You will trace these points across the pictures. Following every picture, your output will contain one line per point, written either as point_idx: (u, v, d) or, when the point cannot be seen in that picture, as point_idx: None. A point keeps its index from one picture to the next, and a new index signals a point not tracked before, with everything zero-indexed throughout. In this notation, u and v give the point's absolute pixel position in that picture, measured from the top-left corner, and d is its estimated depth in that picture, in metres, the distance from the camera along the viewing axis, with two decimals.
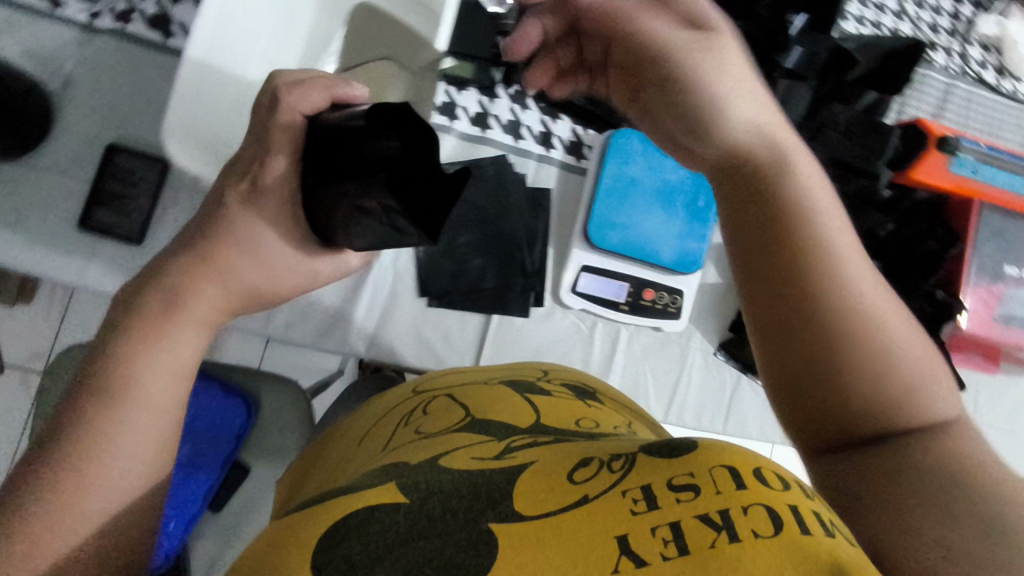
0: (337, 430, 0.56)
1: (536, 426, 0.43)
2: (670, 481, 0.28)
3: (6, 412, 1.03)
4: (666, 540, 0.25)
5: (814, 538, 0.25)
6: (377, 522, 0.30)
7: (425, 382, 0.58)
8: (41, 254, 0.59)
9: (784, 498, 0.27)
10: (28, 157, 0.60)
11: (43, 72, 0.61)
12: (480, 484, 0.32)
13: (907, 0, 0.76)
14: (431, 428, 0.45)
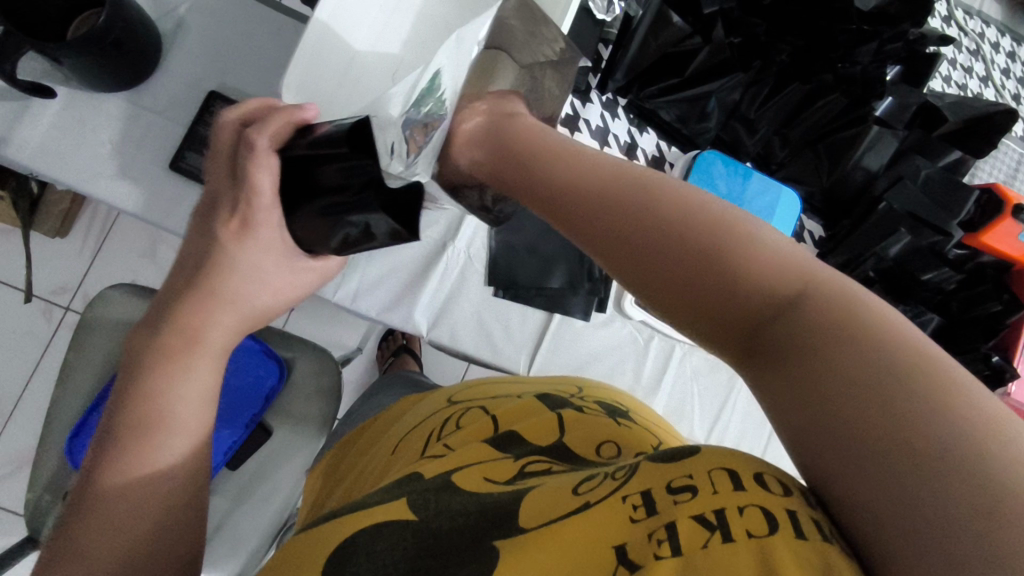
0: (370, 437, 0.58)
1: (557, 446, 0.43)
2: (670, 485, 0.29)
3: (29, 341, 1.03)
4: (660, 541, 0.26)
5: (808, 539, 0.24)
6: (386, 534, 0.32)
7: (460, 392, 0.59)
8: (127, 189, 0.59)
9: (782, 502, 0.26)
10: (130, 92, 0.60)
11: (156, 11, 0.61)
12: (490, 507, 0.33)
13: (994, 67, 0.77)
14: (457, 440, 0.46)
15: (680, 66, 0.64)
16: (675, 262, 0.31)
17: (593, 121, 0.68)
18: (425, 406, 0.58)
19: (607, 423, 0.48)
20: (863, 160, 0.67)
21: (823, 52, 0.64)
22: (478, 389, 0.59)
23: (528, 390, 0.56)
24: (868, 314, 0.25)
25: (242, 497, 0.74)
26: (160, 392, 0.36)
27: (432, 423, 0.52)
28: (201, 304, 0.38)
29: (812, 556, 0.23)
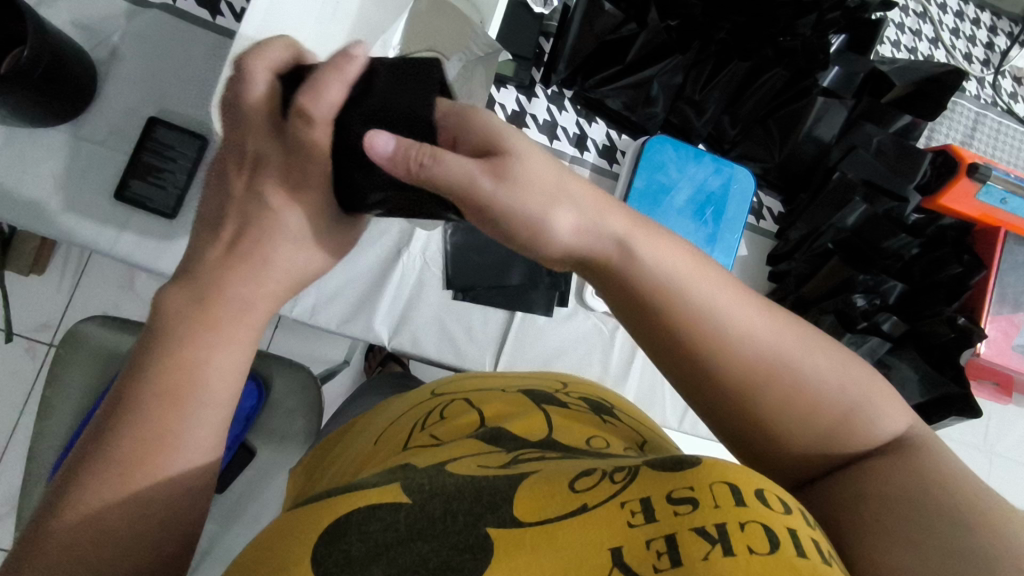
0: (355, 429, 0.57)
1: (547, 440, 0.43)
2: (670, 494, 0.28)
3: (13, 380, 1.03)
4: (660, 553, 0.26)
5: (812, 563, 0.24)
6: (378, 521, 0.31)
7: (443, 385, 0.58)
8: (74, 222, 0.59)
9: (786, 520, 0.26)
10: (70, 125, 0.60)
11: (91, 42, 0.62)
12: (484, 489, 0.32)
13: (943, 28, 0.77)
14: (446, 433, 0.46)
15: (621, 53, 0.64)
16: (778, 399, 0.34)
17: (540, 115, 0.68)
18: (411, 397, 0.57)
19: (589, 418, 0.48)
20: (814, 131, 0.67)
21: (762, 28, 0.63)
22: (462, 380, 0.58)
23: (514, 382, 0.56)
24: (863, 432, 0.34)
25: (228, 520, 0.73)
26: (169, 412, 0.33)
27: (418, 413, 0.51)
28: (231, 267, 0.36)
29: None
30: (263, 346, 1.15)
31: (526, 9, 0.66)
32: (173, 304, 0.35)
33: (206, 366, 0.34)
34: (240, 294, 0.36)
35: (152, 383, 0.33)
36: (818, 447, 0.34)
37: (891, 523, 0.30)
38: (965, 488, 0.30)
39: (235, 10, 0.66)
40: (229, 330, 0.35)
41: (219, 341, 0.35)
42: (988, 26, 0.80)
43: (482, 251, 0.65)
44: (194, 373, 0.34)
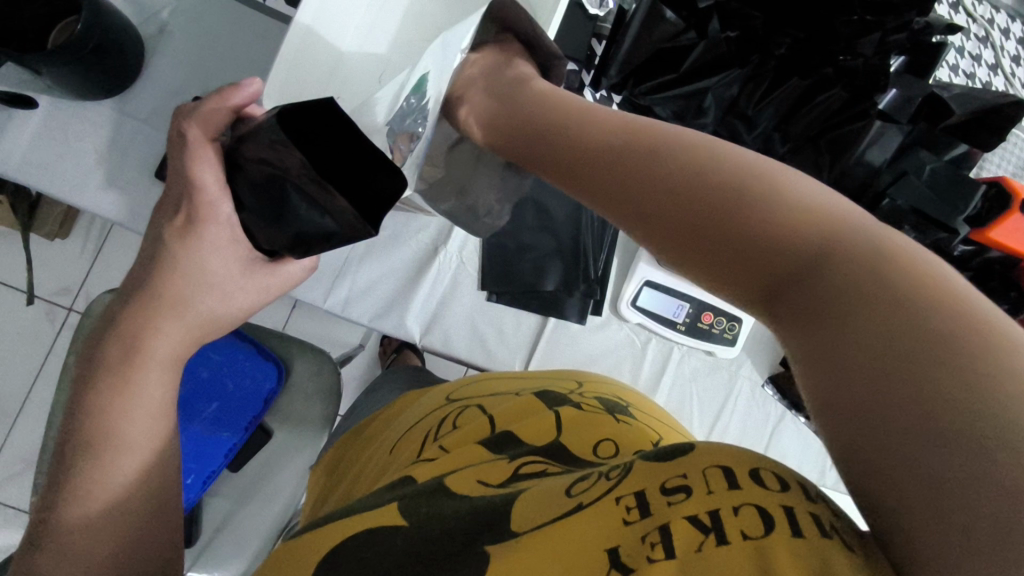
0: (372, 432, 0.57)
1: (559, 447, 0.42)
2: (663, 484, 0.28)
3: (34, 343, 1.03)
4: (654, 544, 0.26)
5: (806, 541, 0.24)
6: (373, 545, 0.31)
7: (457, 389, 0.57)
8: (113, 198, 0.59)
9: (780, 498, 0.25)
10: (113, 99, 0.60)
11: (139, 16, 0.61)
12: (481, 508, 0.32)
13: (1005, 54, 0.74)
14: (457, 441, 0.45)
15: (676, 62, 0.63)
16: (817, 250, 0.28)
17: None
18: (423, 403, 0.56)
19: (605, 420, 0.46)
20: (864, 156, 0.64)
21: (824, 42, 0.62)
22: (473, 386, 0.57)
23: (529, 385, 0.55)
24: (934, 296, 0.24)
25: (242, 498, 0.74)
26: (111, 448, 0.37)
27: (430, 422, 0.51)
28: (142, 311, 0.39)
29: (810, 560, 0.23)
30: (278, 327, 1.14)
31: (581, 10, 0.65)
32: (99, 361, 0.39)
33: (127, 416, 0.37)
34: (150, 341, 0.39)
35: (83, 440, 0.37)
36: (823, 300, 0.26)
37: (887, 410, 0.22)
38: (976, 329, 0.22)
39: None
40: (147, 374, 0.38)
41: (144, 380, 0.38)
42: None
43: (517, 253, 0.65)
44: (117, 422, 0.37)
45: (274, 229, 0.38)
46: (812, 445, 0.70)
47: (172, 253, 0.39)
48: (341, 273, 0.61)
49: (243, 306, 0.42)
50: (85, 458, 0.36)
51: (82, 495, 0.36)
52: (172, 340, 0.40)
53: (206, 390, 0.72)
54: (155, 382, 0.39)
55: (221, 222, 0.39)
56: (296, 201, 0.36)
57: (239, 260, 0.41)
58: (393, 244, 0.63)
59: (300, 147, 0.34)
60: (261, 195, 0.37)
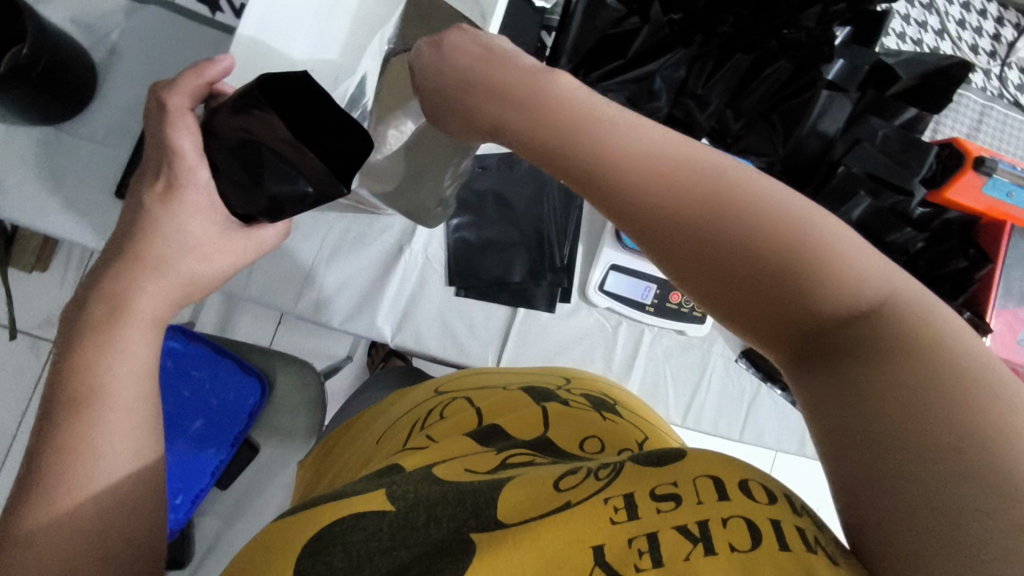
0: (359, 424, 0.57)
1: (540, 441, 0.43)
2: (653, 491, 0.29)
3: (19, 377, 1.03)
4: (642, 552, 0.27)
5: (792, 555, 0.25)
6: (361, 530, 0.30)
7: (448, 382, 0.57)
8: (79, 220, 0.59)
9: (768, 512, 0.27)
10: (70, 123, 0.60)
11: (89, 39, 0.61)
12: (467, 493, 0.32)
13: (950, 19, 0.75)
14: (444, 432, 0.45)
15: (623, 47, 0.64)
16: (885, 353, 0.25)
17: None
18: (412, 395, 0.56)
19: (592, 418, 0.46)
20: (817, 125, 0.66)
21: (766, 18, 0.63)
22: (465, 377, 0.57)
23: (515, 380, 0.55)
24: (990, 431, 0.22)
25: (232, 516, 0.75)
26: (91, 408, 0.36)
27: (417, 414, 0.51)
28: (127, 273, 0.39)
29: (794, 571, 0.25)
30: (265, 343, 1.14)
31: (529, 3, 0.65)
32: (77, 333, 0.38)
33: (113, 371, 0.37)
34: (129, 298, 0.39)
35: (64, 400, 0.36)
36: (851, 391, 0.25)
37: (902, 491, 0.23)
38: (1001, 428, 0.22)
39: (235, 6, 0.68)
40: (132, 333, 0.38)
41: (131, 340, 0.38)
42: (996, 16, 0.78)
43: (481, 248, 0.65)
44: (100, 378, 0.36)
45: (249, 194, 0.40)
46: (788, 416, 0.71)
47: (135, 251, 0.40)
48: (310, 277, 0.62)
49: (222, 267, 0.43)
50: (70, 416, 0.35)
51: (62, 462, 0.34)
52: (156, 302, 0.40)
53: (190, 407, 0.72)
54: (139, 341, 0.38)
55: (199, 185, 0.40)
56: (271, 163, 0.38)
57: (219, 222, 0.42)
58: (362, 244, 0.64)
59: (275, 109, 0.36)
60: (237, 160, 0.39)
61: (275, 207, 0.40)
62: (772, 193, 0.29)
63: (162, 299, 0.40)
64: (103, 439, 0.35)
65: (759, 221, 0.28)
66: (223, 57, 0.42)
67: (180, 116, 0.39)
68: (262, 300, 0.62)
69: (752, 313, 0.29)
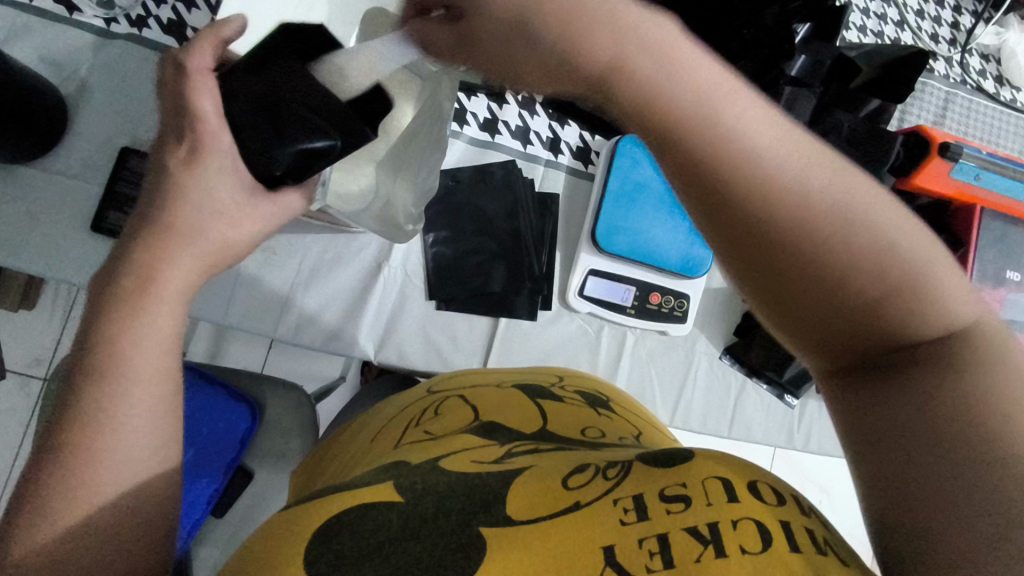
0: (353, 429, 0.56)
1: (542, 433, 0.43)
2: (663, 492, 0.29)
3: (9, 418, 1.01)
4: (653, 552, 0.26)
5: (801, 557, 0.26)
6: (372, 521, 0.30)
7: (439, 382, 0.57)
8: (54, 256, 0.59)
9: (778, 514, 0.28)
10: (43, 160, 0.60)
11: (58, 76, 0.62)
12: (475, 488, 0.32)
13: (908, 10, 0.77)
14: (442, 428, 0.45)
15: None
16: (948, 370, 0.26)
17: (512, 122, 0.69)
18: (407, 396, 0.57)
19: (587, 413, 0.47)
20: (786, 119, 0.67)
21: (724, 19, 0.63)
22: (457, 378, 0.57)
23: (510, 377, 0.55)
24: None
25: (230, 543, 0.72)
26: (116, 382, 0.34)
27: (411, 414, 0.51)
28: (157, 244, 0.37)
29: (806, 571, 0.25)
30: (256, 369, 1.14)
31: None
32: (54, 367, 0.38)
33: (139, 343, 0.35)
34: (160, 268, 0.36)
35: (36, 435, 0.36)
36: (921, 405, 0.26)
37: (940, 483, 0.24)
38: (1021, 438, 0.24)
39: (199, 35, 0.64)
40: (155, 306, 0.36)
41: (151, 313, 0.35)
42: (954, 5, 0.79)
43: (460, 260, 0.65)
44: (126, 352, 0.34)
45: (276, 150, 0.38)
46: (776, 409, 0.71)
47: (164, 220, 0.37)
48: (290, 300, 0.62)
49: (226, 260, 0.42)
50: (93, 390, 0.33)
51: (85, 440, 0.32)
52: (183, 273, 0.37)
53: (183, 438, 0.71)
54: (166, 313, 0.36)
55: (222, 152, 0.38)
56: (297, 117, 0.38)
57: (244, 186, 0.40)
58: (338, 264, 0.64)
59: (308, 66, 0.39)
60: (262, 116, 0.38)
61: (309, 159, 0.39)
62: (892, 220, 0.28)
63: (192, 270, 0.38)
64: (130, 414, 0.34)
65: (878, 249, 0.27)
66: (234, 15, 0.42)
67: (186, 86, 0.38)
68: (243, 327, 0.62)
69: (831, 326, 0.28)
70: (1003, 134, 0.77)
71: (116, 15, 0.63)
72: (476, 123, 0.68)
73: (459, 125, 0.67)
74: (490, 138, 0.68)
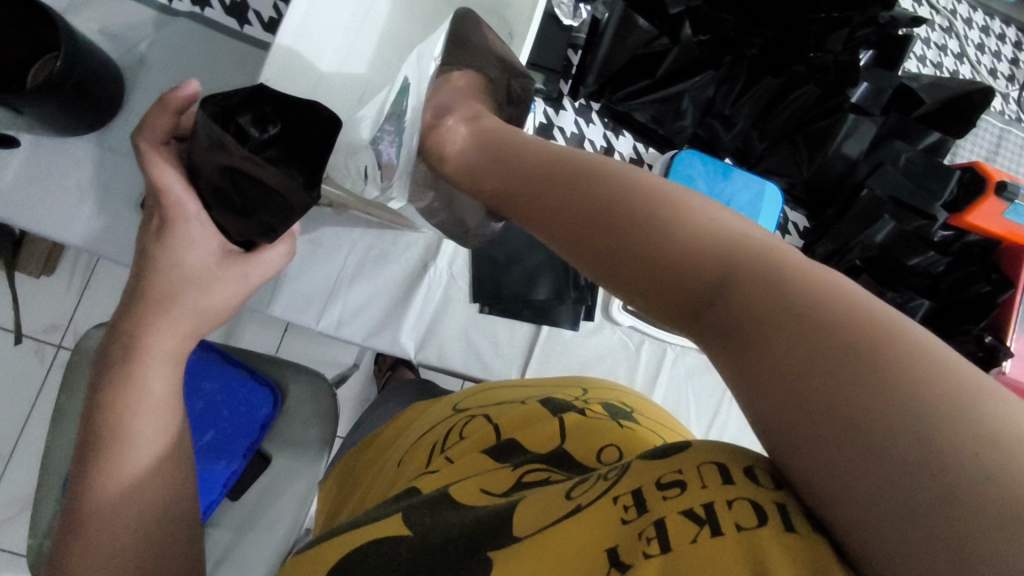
0: (382, 441, 0.57)
1: (556, 455, 0.42)
2: (659, 480, 0.26)
3: (22, 385, 1.00)
4: (649, 539, 0.25)
5: (799, 533, 0.22)
6: (380, 554, 0.30)
7: (465, 398, 0.57)
8: (102, 233, 0.59)
9: (772, 493, 0.24)
10: (95, 134, 0.60)
11: (116, 49, 0.61)
12: (488, 515, 0.31)
13: (969, 43, 0.76)
14: (463, 451, 0.45)
15: (652, 67, 0.64)
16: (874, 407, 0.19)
17: (567, 128, 0.68)
18: (432, 411, 0.57)
19: (610, 426, 0.46)
20: (841, 148, 0.66)
21: (792, 45, 0.64)
22: (482, 394, 0.57)
23: (532, 393, 0.55)
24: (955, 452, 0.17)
25: (243, 528, 0.70)
26: (114, 448, 0.36)
27: (437, 432, 0.51)
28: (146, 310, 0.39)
29: (803, 549, 0.22)
30: (271, 352, 1.13)
31: (556, 21, 0.65)
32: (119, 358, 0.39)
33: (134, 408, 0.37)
34: (144, 340, 0.39)
35: (115, 429, 0.37)
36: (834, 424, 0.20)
37: (870, 488, 0.19)
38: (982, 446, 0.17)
39: (263, 18, 0.65)
40: (149, 367, 0.38)
41: (148, 374, 0.38)
42: (1014, 42, 0.79)
43: (506, 265, 0.65)
44: (124, 418, 0.37)
45: (242, 220, 0.39)
46: None
47: (158, 279, 0.40)
48: (334, 293, 0.62)
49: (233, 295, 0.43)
50: (99, 455, 0.36)
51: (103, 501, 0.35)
52: (169, 335, 0.40)
53: (203, 420, 0.71)
54: (156, 376, 0.39)
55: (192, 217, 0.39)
56: (251, 190, 0.37)
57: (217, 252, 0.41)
58: (384, 260, 0.64)
59: (247, 117, 0.36)
60: (219, 193, 0.38)
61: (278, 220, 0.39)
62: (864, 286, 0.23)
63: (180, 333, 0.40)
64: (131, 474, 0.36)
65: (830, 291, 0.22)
66: (188, 82, 0.40)
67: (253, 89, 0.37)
68: (285, 317, 0.61)
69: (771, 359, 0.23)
70: None
71: None
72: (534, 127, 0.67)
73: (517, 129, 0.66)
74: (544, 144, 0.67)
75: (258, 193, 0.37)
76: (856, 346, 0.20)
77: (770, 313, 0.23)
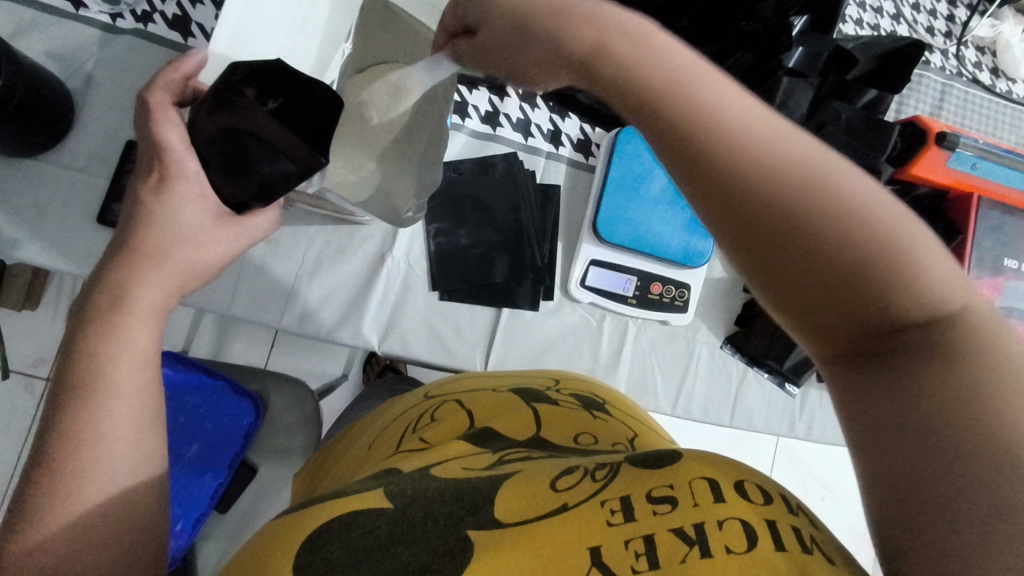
0: (348, 437, 0.56)
1: (534, 440, 0.42)
2: (648, 493, 0.28)
3: (10, 418, 0.99)
4: (638, 553, 0.26)
5: (788, 555, 0.25)
6: (359, 526, 0.28)
7: (438, 387, 0.57)
8: (58, 248, 0.60)
9: (764, 512, 0.26)
10: (48, 154, 0.61)
11: (64, 71, 0.62)
12: (465, 491, 0.30)
13: (904, 4, 0.78)
14: (436, 437, 0.44)
15: None
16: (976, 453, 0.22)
17: (513, 114, 0.69)
18: (403, 401, 0.57)
19: (581, 417, 0.47)
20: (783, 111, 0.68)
21: (723, 11, 0.65)
22: (456, 381, 0.58)
23: (505, 381, 0.55)
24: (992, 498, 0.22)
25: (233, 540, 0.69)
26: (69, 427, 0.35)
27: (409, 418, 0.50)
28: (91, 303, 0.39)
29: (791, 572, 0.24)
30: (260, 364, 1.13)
31: None
32: (86, 313, 0.38)
33: (115, 359, 0.37)
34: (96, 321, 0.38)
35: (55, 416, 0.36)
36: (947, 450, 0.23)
37: (934, 509, 0.22)
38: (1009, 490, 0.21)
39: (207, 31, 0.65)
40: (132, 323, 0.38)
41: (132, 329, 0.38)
42: None
43: (462, 253, 0.66)
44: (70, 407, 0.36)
45: (239, 182, 0.40)
46: (776, 398, 0.72)
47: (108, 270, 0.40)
48: (296, 289, 0.63)
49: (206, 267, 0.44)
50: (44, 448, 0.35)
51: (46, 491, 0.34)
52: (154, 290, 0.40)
53: (186, 433, 0.69)
54: (141, 331, 0.38)
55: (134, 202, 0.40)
56: (252, 150, 0.38)
57: (212, 211, 0.43)
58: (342, 256, 0.65)
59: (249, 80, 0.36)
60: (219, 150, 0.39)
61: (278, 185, 0.40)
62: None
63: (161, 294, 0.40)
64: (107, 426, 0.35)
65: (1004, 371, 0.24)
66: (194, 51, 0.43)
67: (161, 105, 0.41)
68: (248, 319, 0.62)
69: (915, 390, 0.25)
70: (1000, 126, 0.78)
71: (122, 11, 0.64)
72: (478, 116, 0.68)
73: (461, 118, 0.67)
74: (491, 131, 0.69)
75: (260, 154, 0.38)
76: (999, 414, 0.23)
77: (953, 362, 0.24)
